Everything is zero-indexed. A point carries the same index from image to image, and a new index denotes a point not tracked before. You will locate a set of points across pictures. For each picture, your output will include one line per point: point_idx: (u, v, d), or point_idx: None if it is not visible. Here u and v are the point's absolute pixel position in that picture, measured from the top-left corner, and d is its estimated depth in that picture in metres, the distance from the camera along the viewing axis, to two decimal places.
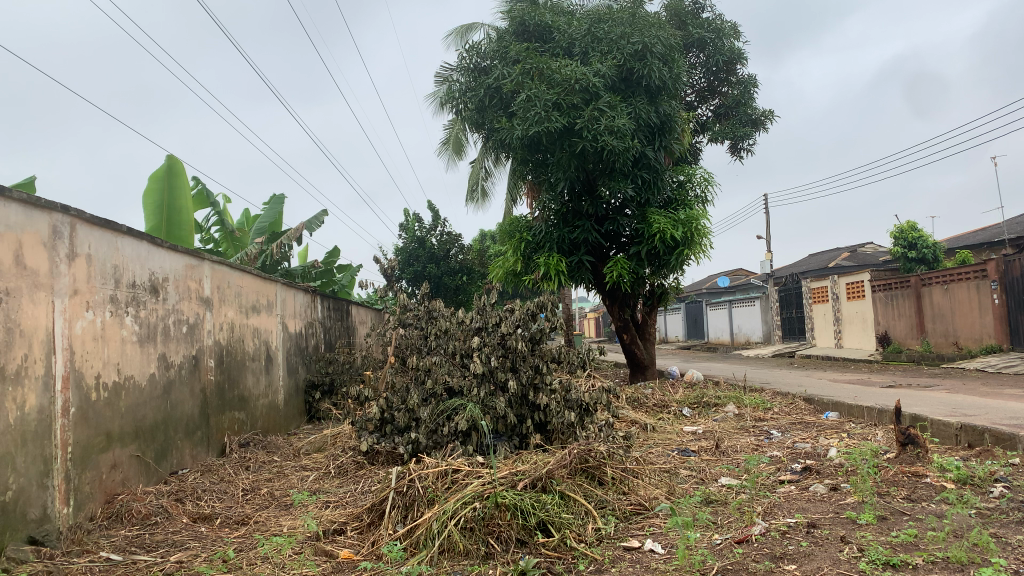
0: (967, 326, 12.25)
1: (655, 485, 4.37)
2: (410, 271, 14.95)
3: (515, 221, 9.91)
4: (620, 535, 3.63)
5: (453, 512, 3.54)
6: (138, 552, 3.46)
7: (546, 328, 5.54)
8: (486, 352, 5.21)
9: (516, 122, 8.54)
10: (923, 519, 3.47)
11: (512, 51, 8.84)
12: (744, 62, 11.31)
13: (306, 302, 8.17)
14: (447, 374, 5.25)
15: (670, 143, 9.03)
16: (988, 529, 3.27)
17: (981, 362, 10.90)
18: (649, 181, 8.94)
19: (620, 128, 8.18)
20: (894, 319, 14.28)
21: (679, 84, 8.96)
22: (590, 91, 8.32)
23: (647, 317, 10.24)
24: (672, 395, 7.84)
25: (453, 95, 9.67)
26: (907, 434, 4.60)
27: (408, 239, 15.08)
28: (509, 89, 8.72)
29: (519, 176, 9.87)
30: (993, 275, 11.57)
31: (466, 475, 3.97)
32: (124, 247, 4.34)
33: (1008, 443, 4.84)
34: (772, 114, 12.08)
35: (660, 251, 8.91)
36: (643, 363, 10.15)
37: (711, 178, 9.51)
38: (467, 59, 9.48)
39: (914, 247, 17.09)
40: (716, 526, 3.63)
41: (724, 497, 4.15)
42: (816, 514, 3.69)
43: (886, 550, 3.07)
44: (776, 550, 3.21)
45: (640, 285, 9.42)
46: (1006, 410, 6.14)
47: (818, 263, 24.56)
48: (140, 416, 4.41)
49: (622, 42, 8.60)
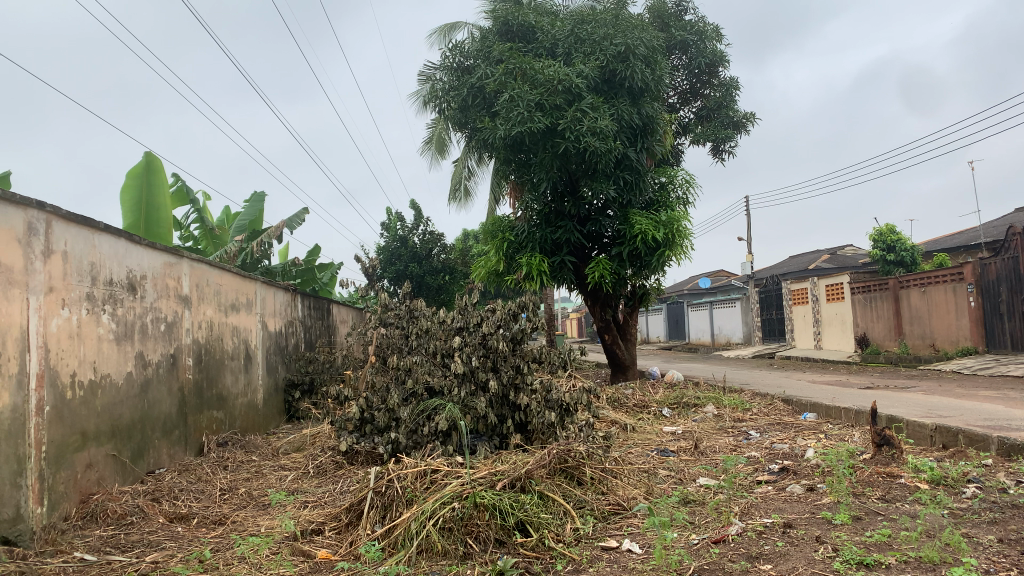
0: (943, 328, 12.41)
1: (634, 485, 4.39)
2: (392, 270, 14.90)
3: (498, 221, 9.91)
4: (598, 534, 3.65)
5: (431, 513, 3.53)
6: (112, 553, 3.43)
7: (527, 329, 5.55)
8: (467, 351, 5.20)
9: (499, 121, 8.53)
10: (897, 519, 3.51)
11: (495, 51, 8.83)
12: (726, 65, 11.38)
13: (286, 301, 8.12)
14: (427, 373, 5.24)
15: (653, 144, 9.07)
16: (960, 529, 3.31)
17: (957, 364, 11.05)
18: (631, 183, 8.96)
19: (602, 129, 8.21)
20: (873, 321, 14.42)
21: (662, 85, 8.99)
22: (573, 91, 8.33)
23: (629, 318, 10.29)
24: (652, 395, 7.88)
25: (437, 93, 9.64)
26: (883, 435, 4.65)
27: (390, 238, 15.04)
28: (492, 89, 8.71)
29: (501, 175, 9.86)
30: (969, 278, 11.71)
31: (445, 475, 3.97)
32: (102, 244, 4.30)
33: (981, 444, 4.91)
34: (753, 116, 12.16)
35: (641, 252, 8.95)
36: (624, 363, 10.20)
37: (692, 179, 9.57)
38: (450, 58, 9.45)
39: (892, 250, 17.28)
40: (693, 526, 3.66)
41: (701, 497, 4.18)
42: (793, 514, 3.72)
43: (860, 550, 3.11)
44: (753, 550, 3.24)
45: (622, 285, 9.45)
46: (980, 411, 6.23)
47: (798, 265, 24.77)
48: (116, 414, 4.37)
49: (604, 43, 8.62)
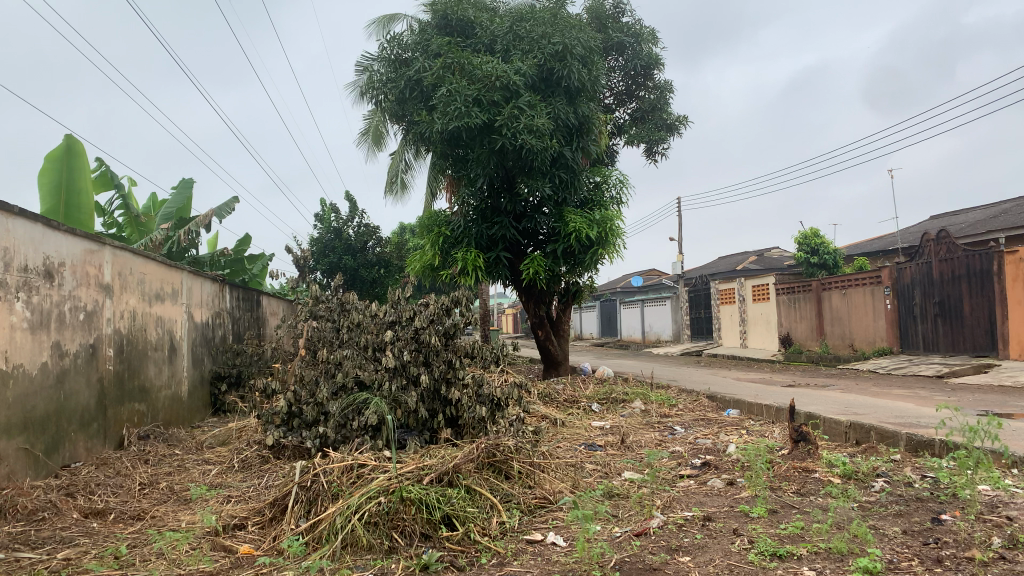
0: (862, 329, 12.91)
1: (560, 479, 4.45)
2: (325, 262, 14.69)
3: (434, 215, 9.87)
4: (523, 528, 3.70)
5: (357, 507, 3.52)
6: (21, 549, 3.31)
7: (460, 324, 5.56)
8: (398, 345, 5.18)
9: (436, 115, 8.50)
10: (810, 511, 3.65)
11: (433, 45, 8.79)
12: (661, 67, 11.59)
13: (213, 291, 7.93)
14: (357, 367, 5.20)
15: (588, 144, 9.18)
16: (867, 521, 3.47)
17: (873, 364, 11.53)
18: (566, 181, 9.05)
19: (539, 127, 8.26)
20: (796, 321, 14.91)
21: (598, 86, 9.10)
22: (510, 88, 8.37)
23: (562, 314, 10.39)
24: (582, 391, 7.99)
25: (373, 85, 9.54)
26: (800, 431, 4.82)
27: (323, 229, 14.82)
28: (430, 83, 8.67)
29: (438, 170, 9.84)
30: (886, 281, 12.22)
31: (372, 470, 3.95)
32: (16, 229, 4.13)
33: (891, 440, 5.14)
34: (686, 119, 12.43)
35: (575, 249, 9.05)
36: (557, 359, 10.29)
37: (627, 180, 9.73)
38: (388, 50, 9.37)
39: (816, 253, 17.88)
40: (616, 520, 3.73)
41: (625, 490, 4.27)
42: (712, 507, 3.84)
43: (773, 541, 3.23)
44: (672, 542, 3.33)
45: (556, 282, 9.54)
46: (891, 409, 6.52)
47: (727, 266, 25.41)
48: (29, 405, 4.21)
49: (543, 42, 8.68)
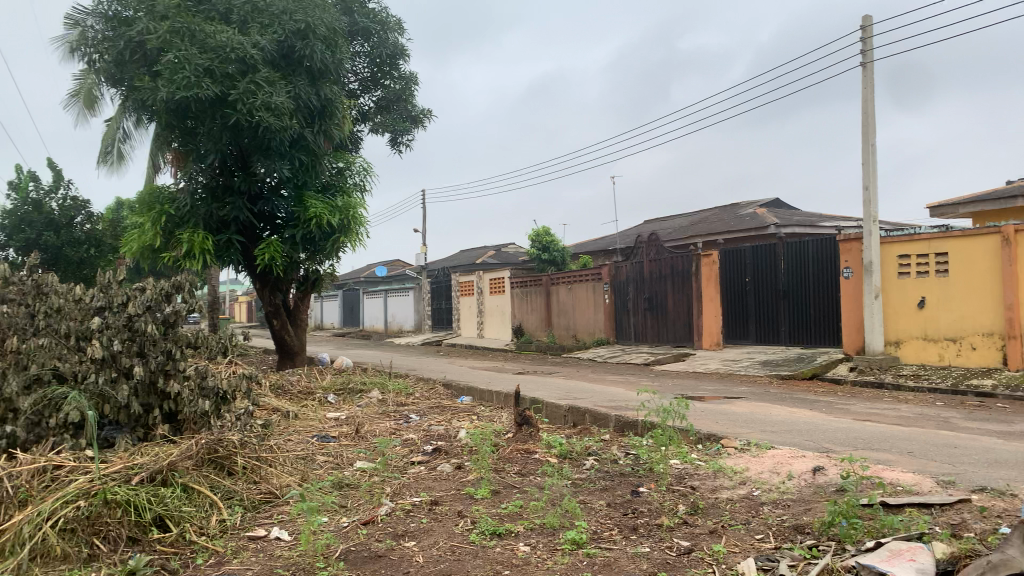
0: (584, 321, 14.03)
1: (289, 472, 4.33)
2: (21, 238, 12.90)
3: (157, 192, 9.07)
4: (246, 524, 3.54)
5: (49, 513, 3.14)
6: None
7: (183, 312, 5.17)
8: (108, 334, 4.69)
9: (161, 83, 7.81)
10: (529, 491, 3.90)
11: (159, 6, 8.06)
12: (405, 59, 11.68)
13: None
14: (57, 358, 4.64)
15: (330, 128, 8.98)
16: (577, 496, 3.79)
17: (593, 353, 12.58)
18: (306, 164, 8.79)
19: (277, 106, 7.92)
20: (527, 312, 15.81)
21: (341, 70, 8.94)
22: (246, 62, 7.93)
23: (299, 302, 10.09)
24: (317, 382, 7.82)
25: (86, 41, 8.53)
26: (523, 416, 5.13)
27: (19, 201, 13.00)
28: (155, 47, 7.94)
29: (163, 143, 9.05)
30: (606, 278, 13.38)
31: (71, 471, 3.54)
32: None
33: (602, 422, 5.65)
34: (430, 112, 12.64)
35: (315, 236, 8.83)
36: (293, 349, 9.97)
37: (369, 168, 9.69)
38: (104, 4, 8.43)
39: (548, 249, 19.10)
40: (344, 510, 3.71)
41: (356, 480, 4.26)
42: (439, 492, 3.96)
43: (494, 520, 3.40)
44: (399, 528, 3.39)
45: (293, 269, 9.24)
46: (604, 394, 7.17)
47: (467, 258, 26.26)
48: None
49: (283, 18, 8.34)
